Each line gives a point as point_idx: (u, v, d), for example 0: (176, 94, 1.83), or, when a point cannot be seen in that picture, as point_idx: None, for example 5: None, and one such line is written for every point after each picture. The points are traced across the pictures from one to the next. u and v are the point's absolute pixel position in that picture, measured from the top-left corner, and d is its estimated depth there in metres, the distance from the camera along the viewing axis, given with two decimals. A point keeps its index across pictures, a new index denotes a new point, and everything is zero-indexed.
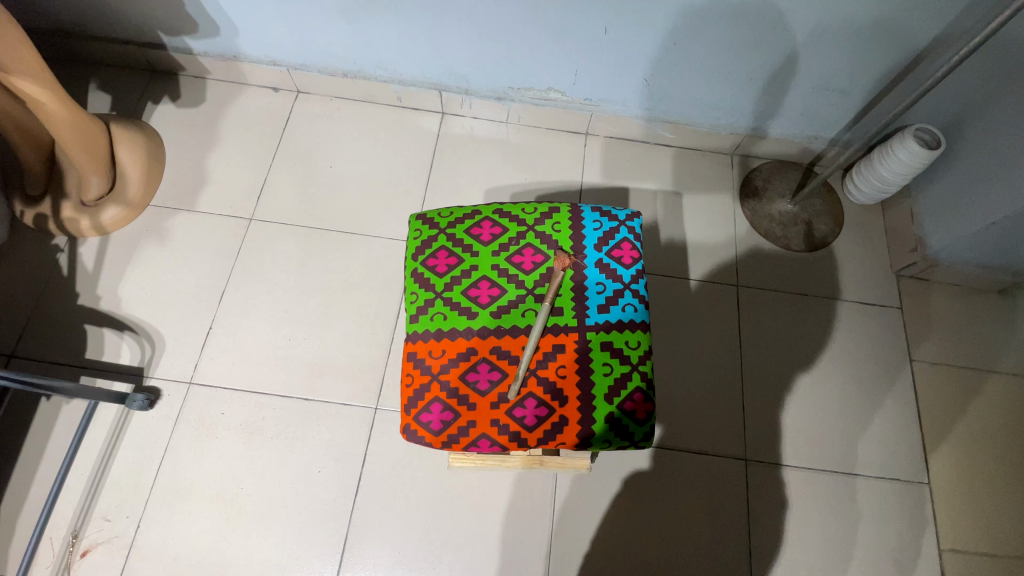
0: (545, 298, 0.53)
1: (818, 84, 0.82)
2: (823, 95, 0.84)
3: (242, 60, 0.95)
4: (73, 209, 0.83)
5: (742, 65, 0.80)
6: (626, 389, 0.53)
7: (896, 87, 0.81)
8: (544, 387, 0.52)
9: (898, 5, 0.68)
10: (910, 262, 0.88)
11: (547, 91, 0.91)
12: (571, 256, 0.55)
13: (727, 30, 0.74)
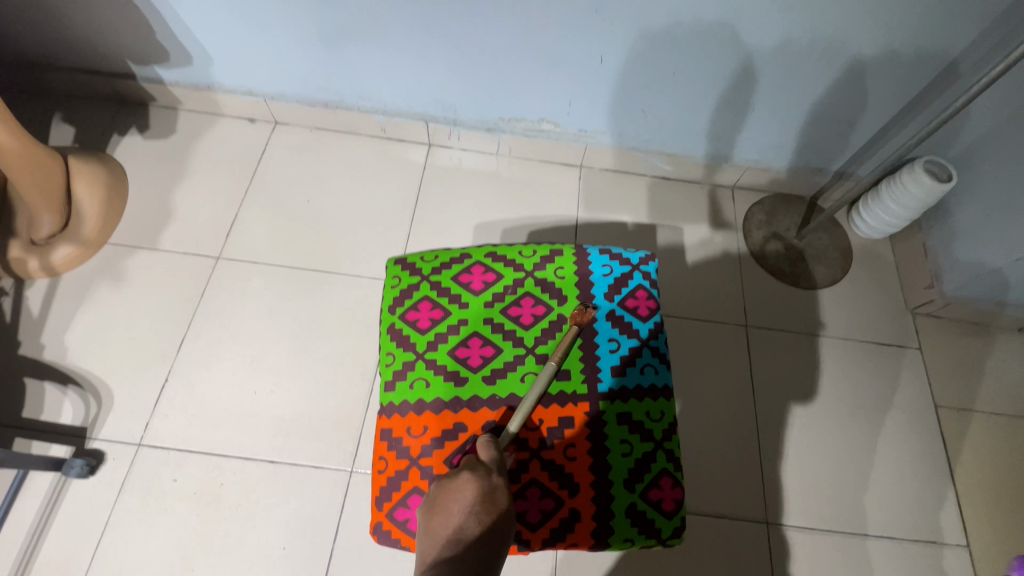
0: (551, 356, 0.47)
1: (823, 116, 0.78)
2: (828, 128, 0.80)
3: (216, 90, 0.90)
4: (22, 248, 0.76)
5: (744, 97, 0.76)
6: (651, 473, 0.46)
7: (905, 121, 0.77)
8: (551, 474, 0.45)
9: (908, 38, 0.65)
10: (927, 302, 0.83)
11: (539, 122, 0.87)
12: (586, 310, 0.50)
13: (728, 62, 0.71)
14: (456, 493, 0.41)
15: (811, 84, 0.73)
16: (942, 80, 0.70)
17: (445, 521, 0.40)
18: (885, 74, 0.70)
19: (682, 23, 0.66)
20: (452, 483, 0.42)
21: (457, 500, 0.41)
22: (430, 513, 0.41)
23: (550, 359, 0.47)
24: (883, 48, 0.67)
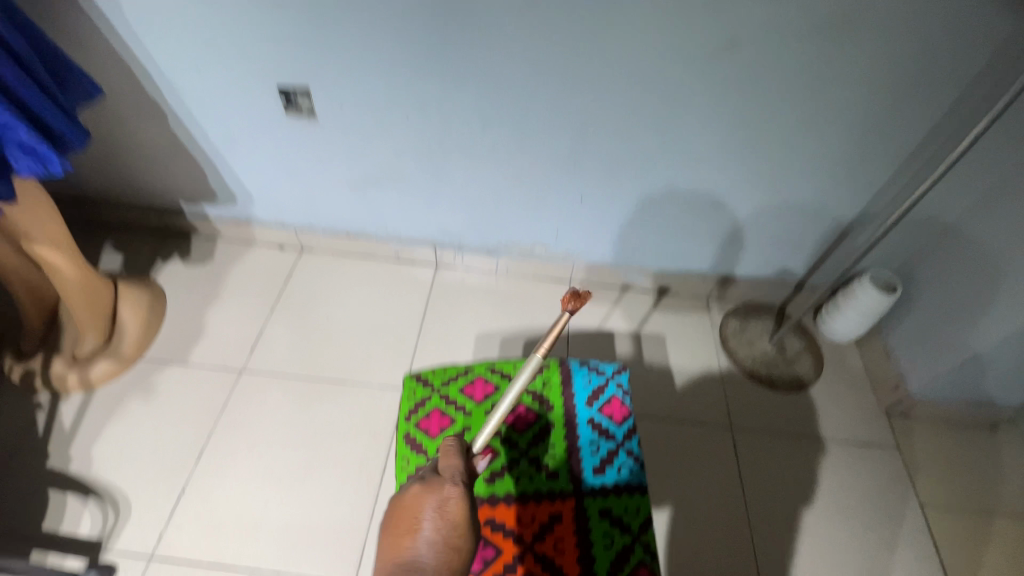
0: (536, 349, 0.47)
1: (775, 238, 0.92)
2: (782, 247, 0.93)
3: (253, 223, 1.04)
4: (63, 364, 0.84)
5: (704, 224, 0.91)
6: (631, 564, 0.52)
7: (845, 242, 0.90)
8: (543, 566, 0.52)
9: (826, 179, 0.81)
10: (895, 401, 0.90)
11: (532, 246, 1.00)
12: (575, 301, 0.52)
13: (686, 198, 0.86)
14: (410, 512, 0.46)
15: (758, 213, 0.87)
16: (864, 207, 0.84)
17: (399, 539, 0.46)
18: (819, 204, 0.84)
19: (647, 166, 0.83)
20: (406, 504, 0.47)
21: (410, 519, 0.46)
22: (387, 529, 0.47)
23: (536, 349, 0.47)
24: (811, 184, 0.82)
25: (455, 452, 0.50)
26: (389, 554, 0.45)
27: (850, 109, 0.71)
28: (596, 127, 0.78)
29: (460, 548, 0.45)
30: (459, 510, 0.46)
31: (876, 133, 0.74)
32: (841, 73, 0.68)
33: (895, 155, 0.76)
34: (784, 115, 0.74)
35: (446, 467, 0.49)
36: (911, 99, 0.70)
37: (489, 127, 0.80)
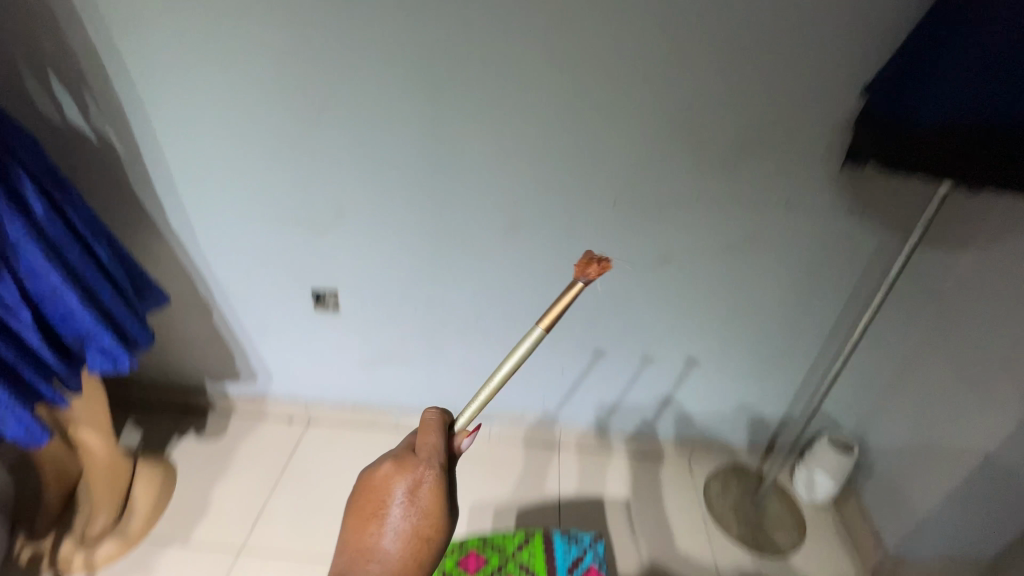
0: (537, 321, 0.44)
1: (731, 403, 1.07)
2: (741, 412, 1.08)
3: (268, 399, 1.15)
4: (72, 545, 0.87)
5: (668, 393, 1.07)
6: None
7: (791, 407, 1.06)
8: None
9: (761, 358, 1.00)
10: (878, 560, 0.95)
11: (522, 413, 1.13)
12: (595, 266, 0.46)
13: (650, 371, 1.04)
14: (379, 494, 0.46)
15: (712, 384, 1.05)
16: (798, 378, 1.00)
17: (366, 520, 0.45)
18: (761, 373, 1.01)
19: (616, 348, 1.02)
20: (376, 484, 0.46)
21: (378, 501, 0.46)
22: (353, 507, 0.46)
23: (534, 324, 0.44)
24: (750, 359, 1.01)
25: (431, 432, 0.47)
26: (354, 535, 0.45)
27: (767, 305, 0.94)
28: (569, 318, 0.98)
29: (433, 539, 0.45)
30: (432, 499, 0.45)
31: (791, 323, 0.95)
32: (749, 275, 0.91)
33: (816, 334, 0.96)
34: (716, 308, 0.95)
35: (422, 446, 0.47)
36: (806, 297, 0.92)
37: (482, 318, 0.99)
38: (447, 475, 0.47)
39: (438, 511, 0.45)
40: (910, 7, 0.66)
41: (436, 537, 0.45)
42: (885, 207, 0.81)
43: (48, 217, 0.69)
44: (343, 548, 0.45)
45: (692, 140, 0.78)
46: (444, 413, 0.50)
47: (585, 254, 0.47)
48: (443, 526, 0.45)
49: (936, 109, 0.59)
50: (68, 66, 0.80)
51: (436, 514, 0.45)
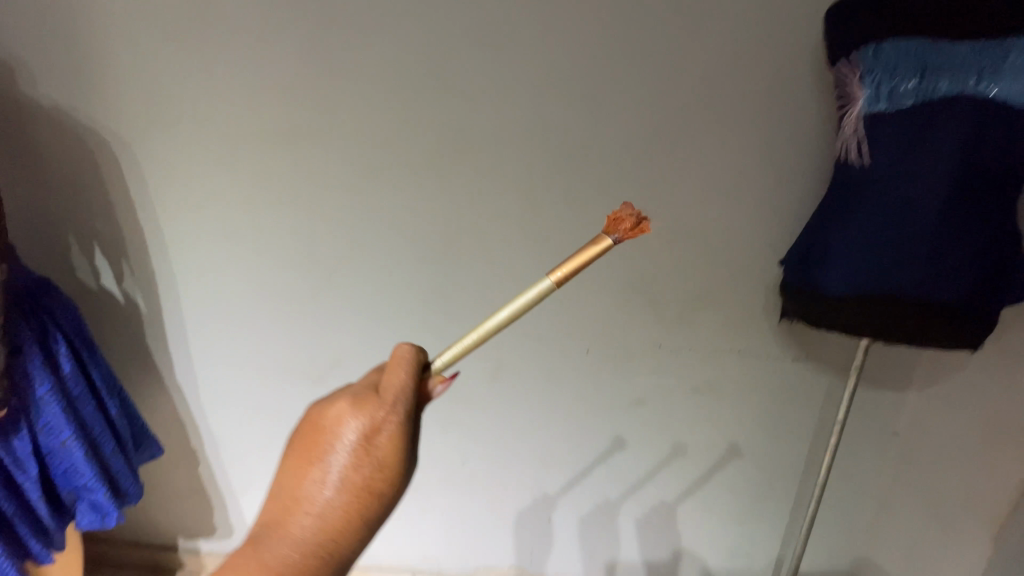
0: (548, 274, 0.54)
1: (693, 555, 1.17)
2: (706, 561, 1.17)
3: None
4: None
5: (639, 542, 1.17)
6: None
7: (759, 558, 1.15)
8: None
9: (723, 508, 1.11)
10: None
11: (507, 568, 1.22)
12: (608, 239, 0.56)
13: (619, 522, 1.15)
14: (337, 426, 0.52)
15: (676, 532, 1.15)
16: (771, 523, 1.11)
17: (320, 458, 0.52)
18: (726, 519, 1.12)
19: (587, 500, 1.13)
20: (335, 424, 0.52)
21: (334, 432, 0.52)
22: (309, 439, 0.53)
23: (546, 275, 0.55)
24: (709, 508, 1.11)
25: (398, 385, 0.53)
26: (307, 467, 0.52)
27: (729, 451, 1.05)
28: (543, 468, 1.09)
29: (378, 489, 0.51)
30: (388, 452, 0.52)
31: (752, 468, 1.06)
32: (706, 421, 1.03)
33: (790, 477, 1.06)
34: (681, 458, 1.07)
35: (386, 396, 0.52)
36: (760, 446, 1.04)
37: (468, 461, 1.10)
38: (406, 427, 0.52)
39: (392, 465, 0.52)
40: (799, 208, 0.84)
41: (386, 491, 0.52)
42: (815, 352, 0.96)
43: (73, 378, 0.80)
44: (296, 478, 0.52)
45: (645, 300, 0.93)
46: (416, 357, 0.55)
47: (630, 214, 0.58)
48: (396, 481, 0.52)
49: (849, 279, 0.70)
50: (115, 245, 0.94)
51: (389, 467, 0.52)
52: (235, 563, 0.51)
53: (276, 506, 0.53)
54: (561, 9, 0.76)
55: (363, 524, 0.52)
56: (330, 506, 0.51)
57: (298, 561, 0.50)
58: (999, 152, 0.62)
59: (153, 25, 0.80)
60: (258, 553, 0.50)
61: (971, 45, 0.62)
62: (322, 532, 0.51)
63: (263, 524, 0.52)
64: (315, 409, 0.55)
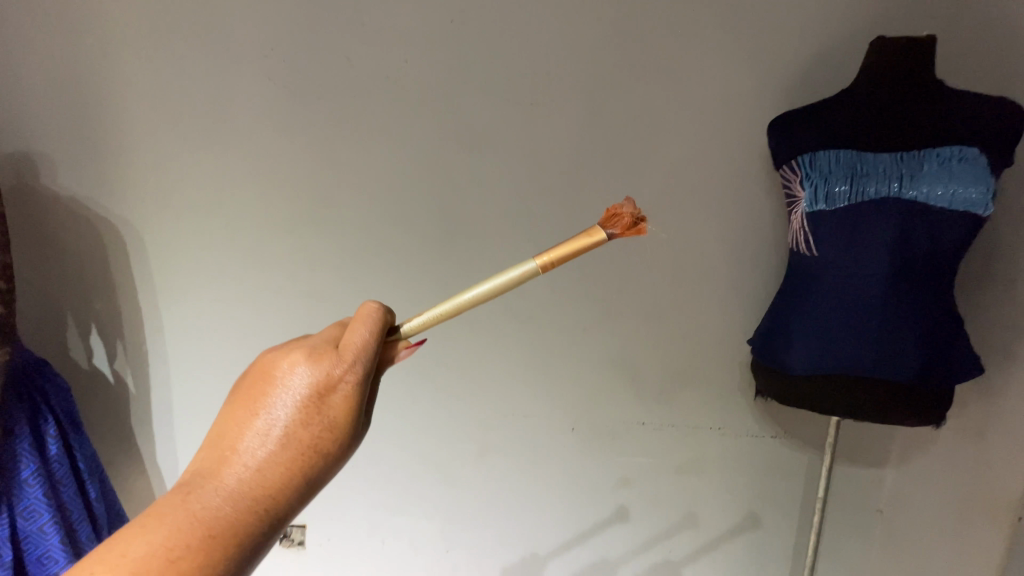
0: (535, 256, 0.51)
1: None
2: None
3: None
4: None
5: None
6: None
7: None
8: None
9: None
10: None
11: None
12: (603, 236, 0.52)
13: None
14: (288, 373, 0.48)
15: None
16: None
17: (265, 409, 0.47)
18: None
19: None
20: (286, 373, 0.48)
21: (284, 380, 0.47)
22: (255, 388, 0.48)
23: (532, 258, 0.51)
24: None
25: (360, 339, 0.49)
26: (248, 418, 0.47)
27: (715, 533, 1.04)
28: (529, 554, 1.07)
29: (326, 450, 0.46)
30: (342, 410, 0.47)
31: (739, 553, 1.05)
32: (689, 503, 1.03)
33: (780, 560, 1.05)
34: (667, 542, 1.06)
35: (346, 351, 0.49)
36: (745, 529, 1.04)
37: (452, 547, 1.07)
38: (364, 386, 0.49)
39: (345, 424, 0.47)
40: (761, 294, 0.92)
41: (335, 452, 0.47)
42: (792, 430, 0.99)
43: (59, 460, 0.82)
44: (231, 430, 0.46)
45: (625, 378, 0.97)
46: (381, 318, 0.52)
47: (630, 214, 0.54)
48: (347, 442, 0.47)
49: (810, 360, 0.76)
50: (113, 325, 0.98)
51: (341, 427, 0.47)
52: (143, 517, 0.42)
53: (205, 460, 0.46)
54: (537, 121, 0.86)
55: (304, 488, 0.45)
56: (267, 462, 0.45)
57: (228, 516, 0.42)
58: (926, 246, 0.71)
59: (175, 128, 0.89)
60: (172, 509, 0.42)
61: (890, 156, 0.72)
62: (255, 491, 0.44)
63: (185, 479, 0.45)
64: (266, 357, 0.50)
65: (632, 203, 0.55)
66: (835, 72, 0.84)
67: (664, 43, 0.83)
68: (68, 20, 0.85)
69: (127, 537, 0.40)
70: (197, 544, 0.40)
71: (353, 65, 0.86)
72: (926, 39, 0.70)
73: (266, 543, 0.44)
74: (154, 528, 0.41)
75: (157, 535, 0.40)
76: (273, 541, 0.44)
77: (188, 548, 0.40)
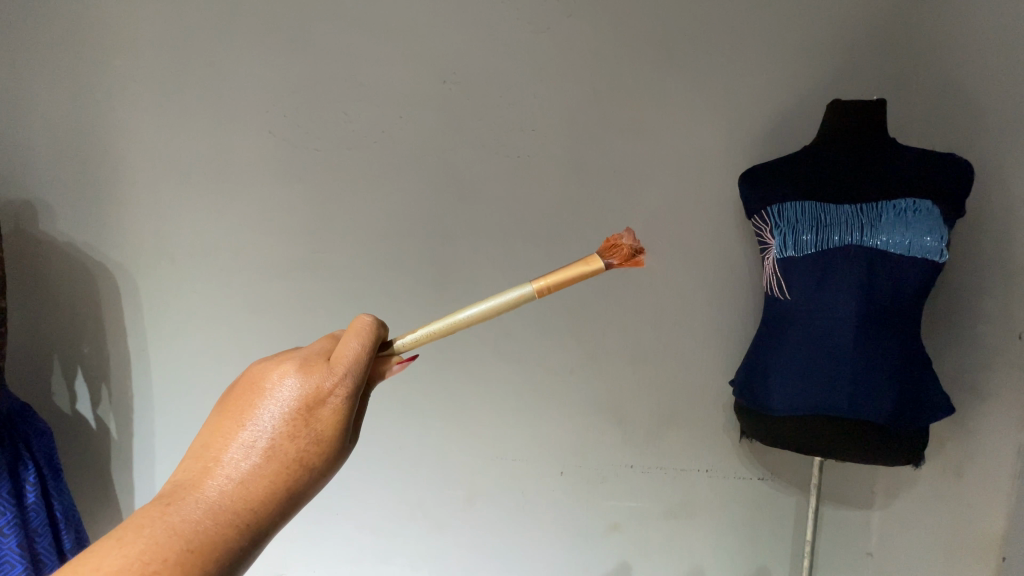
0: (532, 281, 0.53)
1: None
2: None
3: None
4: None
5: None
6: None
7: None
8: None
9: None
10: None
11: None
12: (600, 263, 0.54)
13: None
14: (277, 385, 0.49)
15: None
16: None
17: (253, 420, 0.48)
18: None
19: None
20: (276, 385, 0.49)
21: (274, 391, 0.49)
22: (244, 399, 0.49)
23: (530, 282, 0.53)
24: None
25: (351, 352, 0.50)
26: (234, 429, 0.48)
27: None
28: None
29: (310, 463, 0.47)
30: (329, 424, 0.49)
31: None
32: (681, 552, 1.02)
33: None
34: None
35: (338, 363, 0.50)
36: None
37: None
38: (353, 400, 0.50)
39: (331, 438, 0.48)
40: (743, 339, 0.95)
41: (320, 466, 0.48)
42: (779, 472, 0.99)
43: (36, 508, 0.80)
44: (217, 441, 0.47)
45: (612, 422, 0.98)
46: (374, 332, 0.54)
47: (623, 243, 0.56)
48: (333, 457, 0.48)
49: (787, 400, 0.79)
50: (99, 370, 0.97)
51: (328, 441, 0.48)
52: (121, 529, 0.41)
53: (188, 472, 0.46)
54: (526, 175, 0.92)
55: (287, 502, 0.46)
56: (251, 474, 0.46)
57: (208, 530, 0.42)
58: (889, 291, 0.75)
59: (176, 178, 0.92)
60: (151, 521, 0.42)
61: (851, 206, 0.78)
62: (236, 504, 0.44)
63: (168, 488, 0.45)
64: (257, 368, 0.52)
65: (632, 233, 0.57)
66: (799, 130, 0.91)
67: (641, 102, 0.90)
68: (81, 78, 0.90)
69: (102, 550, 0.40)
70: (176, 557, 0.40)
71: (350, 120, 0.91)
72: (877, 102, 0.77)
73: (245, 559, 0.44)
74: (131, 540, 0.40)
75: (134, 548, 0.40)
76: (252, 556, 0.45)
77: (165, 561, 0.40)
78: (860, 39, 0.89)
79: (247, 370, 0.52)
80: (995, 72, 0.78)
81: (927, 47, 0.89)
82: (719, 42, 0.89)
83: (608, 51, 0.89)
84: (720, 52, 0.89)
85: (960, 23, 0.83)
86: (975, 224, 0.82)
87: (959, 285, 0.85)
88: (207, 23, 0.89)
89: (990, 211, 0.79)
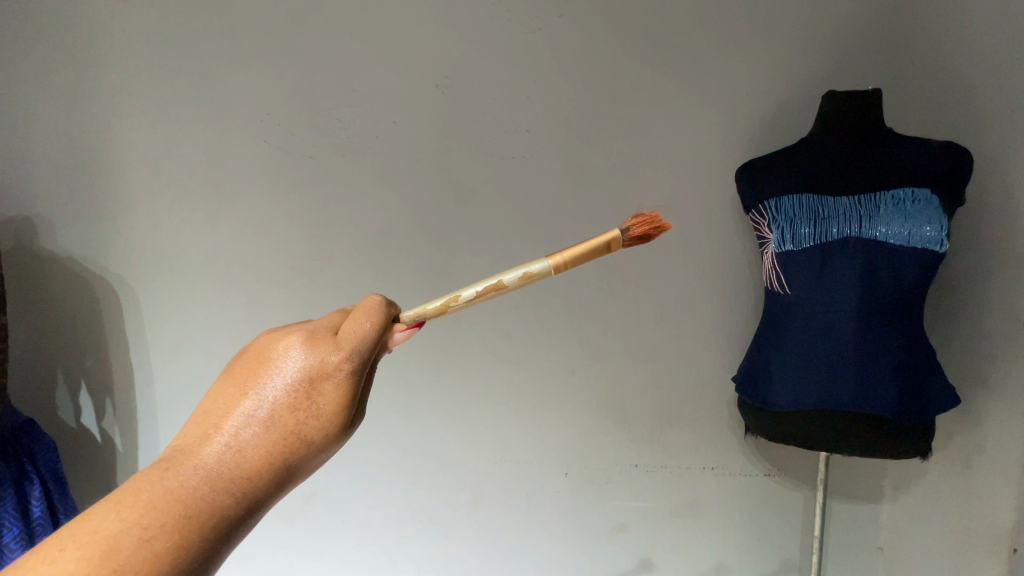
0: (550, 257, 0.54)
1: None
2: None
3: None
4: None
5: None
6: None
7: None
8: None
9: None
10: None
11: None
12: (613, 234, 0.55)
13: None
14: (281, 355, 0.49)
15: None
16: None
17: (255, 390, 0.48)
18: None
19: None
20: (281, 356, 0.49)
21: (277, 360, 0.49)
22: (249, 368, 0.49)
23: (546, 258, 0.54)
24: None
25: (359, 330, 0.50)
26: (237, 398, 0.48)
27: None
28: None
29: (309, 436, 0.47)
30: (331, 400, 0.48)
31: None
32: (688, 551, 1.02)
33: None
34: None
35: (344, 340, 0.50)
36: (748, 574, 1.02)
37: None
38: (356, 377, 0.50)
39: (331, 413, 0.48)
40: (744, 337, 0.95)
41: (319, 441, 0.48)
42: (785, 468, 0.99)
43: (42, 523, 0.81)
44: (220, 407, 0.47)
45: (615, 421, 0.97)
46: (385, 310, 0.53)
47: (636, 218, 0.58)
48: (332, 433, 0.48)
49: (791, 395, 0.78)
50: (103, 384, 0.98)
51: (329, 417, 0.48)
52: (119, 492, 0.41)
53: (189, 438, 0.46)
54: (521, 178, 0.91)
55: (284, 474, 0.46)
56: (251, 444, 0.46)
57: (206, 497, 0.42)
58: (890, 282, 0.74)
59: (173, 189, 0.93)
60: (150, 485, 0.42)
61: (849, 198, 0.77)
62: (234, 472, 0.44)
63: (169, 450, 0.45)
64: (264, 340, 0.52)
65: (658, 216, 0.58)
66: (796, 124, 0.90)
67: (635, 100, 0.89)
68: (76, 92, 0.91)
69: (100, 513, 0.40)
70: (172, 523, 0.40)
71: (345, 127, 0.91)
72: (873, 92, 0.76)
73: (241, 528, 0.44)
74: (129, 504, 0.40)
75: (133, 512, 0.39)
76: (248, 526, 0.44)
77: (162, 527, 0.39)
78: (854, 32, 0.89)
79: (255, 342, 0.52)
80: (991, 60, 0.77)
81: (922, 37, 0.88)
82: (711, 39, 0.88)
83: (600, 51, 0.88)
84: (712, 49, 0.89)
85: (956, 14, 0.83)
86: (976, 213, 0.81)
87: (962, 276, 0.84)
88: (200, 35, 0.89)
89: (991, 199, 0.79)
